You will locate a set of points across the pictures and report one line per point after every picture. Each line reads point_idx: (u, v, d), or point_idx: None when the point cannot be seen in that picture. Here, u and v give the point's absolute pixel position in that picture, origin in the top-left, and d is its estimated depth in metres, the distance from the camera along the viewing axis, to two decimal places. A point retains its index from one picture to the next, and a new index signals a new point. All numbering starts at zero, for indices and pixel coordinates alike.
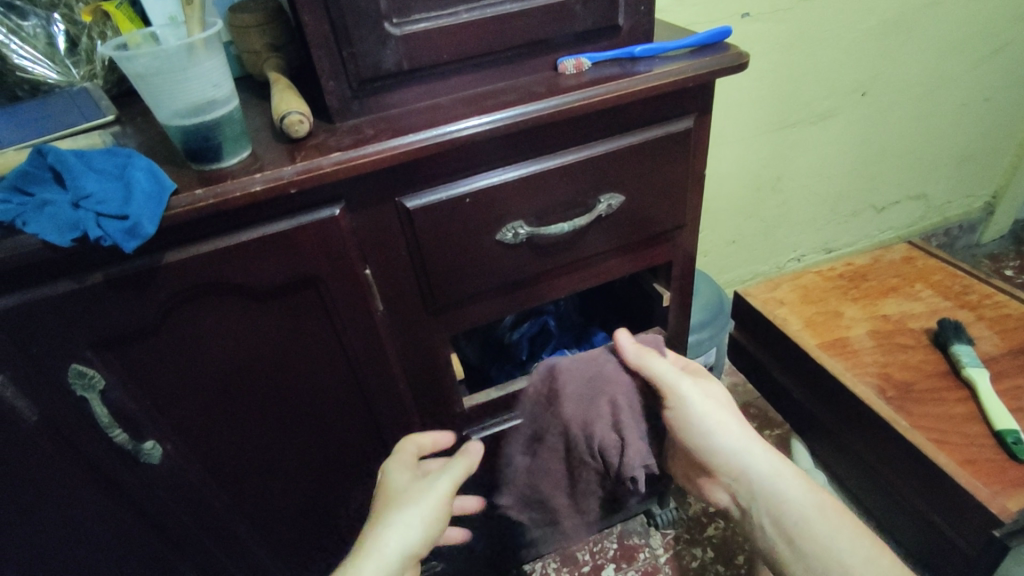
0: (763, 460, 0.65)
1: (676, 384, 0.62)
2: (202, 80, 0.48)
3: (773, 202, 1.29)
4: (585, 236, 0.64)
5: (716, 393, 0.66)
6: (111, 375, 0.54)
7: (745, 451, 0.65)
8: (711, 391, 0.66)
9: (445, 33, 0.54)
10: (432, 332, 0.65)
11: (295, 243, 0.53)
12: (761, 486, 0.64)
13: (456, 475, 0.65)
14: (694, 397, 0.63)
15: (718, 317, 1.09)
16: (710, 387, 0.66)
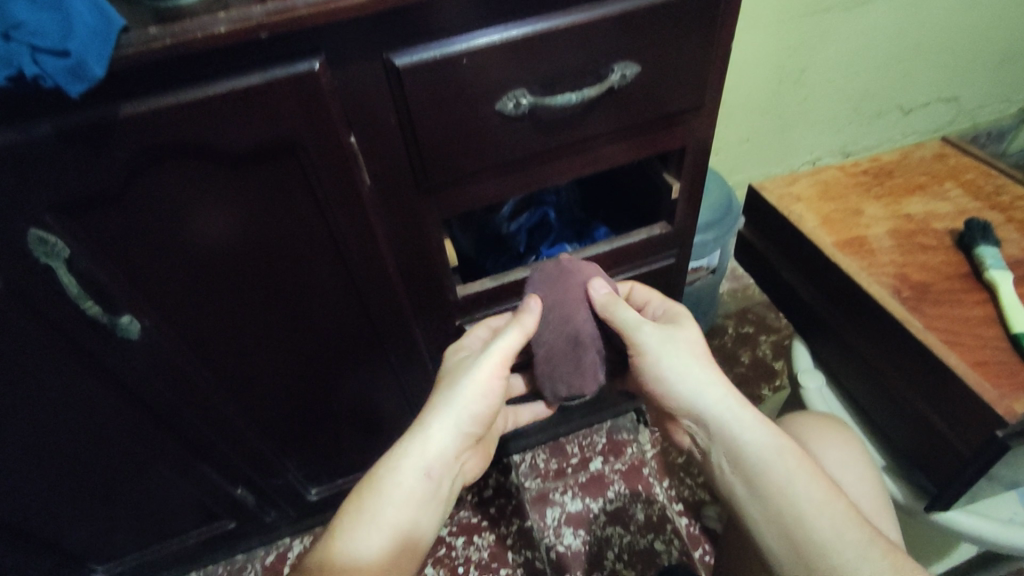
0: (753, 429, 0.55)
1: (637, 333, 0.61)
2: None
3: (794, 99, 1.21)
4: (593, 112, 0.58)
5: (688, 338, 0.62)
6: (77, 243, 0.50)
7: (736, 419, 0.55)
8: (679, 338, 0.62)
9: None
10: (423, 211, 0.61)
11: (269, 101, 0.47)
12: (754, 462, 0.53)
13: (507, 348, 0.61)
14: (657, 343, 0.60)
15: (726, 219, 1.08)
16: (682, 333, 0.62)
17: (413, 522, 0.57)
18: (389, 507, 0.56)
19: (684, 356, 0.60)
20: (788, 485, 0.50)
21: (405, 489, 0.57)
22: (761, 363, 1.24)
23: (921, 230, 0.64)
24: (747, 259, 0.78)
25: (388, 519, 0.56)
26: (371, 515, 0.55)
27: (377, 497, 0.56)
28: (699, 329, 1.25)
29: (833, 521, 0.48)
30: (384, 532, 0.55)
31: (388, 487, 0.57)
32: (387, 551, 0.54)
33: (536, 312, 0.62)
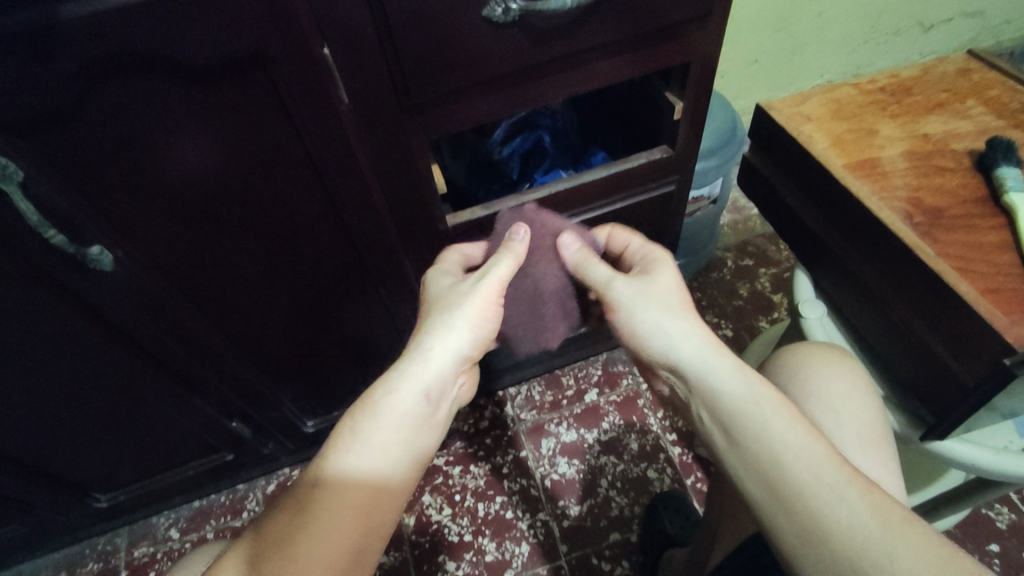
0: (728, 375, 0.50)
1: (611, 292, 0.59)
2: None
3: (808, 14, 1.13)
4: (590, 21, 0.53)
5: (663, 288, 0.58)
6: (33, 168, 0.46)
7: (708, 364, 0.51)
8: (656, 288, 0.58)
9: None
10: (407, 133, 0.57)
11: (228, 5, 0.42)
12: (726, 410, 0.49)
13: (502, 276, 0.59)
14: (630, 296, 0.58)
15: (729, 146, 1.03)
16: (657, 283, 0.59)
17: (407, 443, 0.53)
18: (385, 428, 0.52)
19: (657, 308, 0.56)
20: (759, 425, 0.46)
21: (401, 410, 0.53)
22: (759, 296, 1.23)
23: (938, 151, 0.60)
24: (751, 185, 0.74)
25: (381, 439, 0.51)
26: (362, 434, 0.51)
27: (367, 420, 0.52)
28: (697, 261, 1.23)
29: (806, 460, 0.44)
30: (375, 454, 0.51)
31: (382, 408, 0.53)
32: (377, 475, 0.50)
33: (524, 238, 0.61)
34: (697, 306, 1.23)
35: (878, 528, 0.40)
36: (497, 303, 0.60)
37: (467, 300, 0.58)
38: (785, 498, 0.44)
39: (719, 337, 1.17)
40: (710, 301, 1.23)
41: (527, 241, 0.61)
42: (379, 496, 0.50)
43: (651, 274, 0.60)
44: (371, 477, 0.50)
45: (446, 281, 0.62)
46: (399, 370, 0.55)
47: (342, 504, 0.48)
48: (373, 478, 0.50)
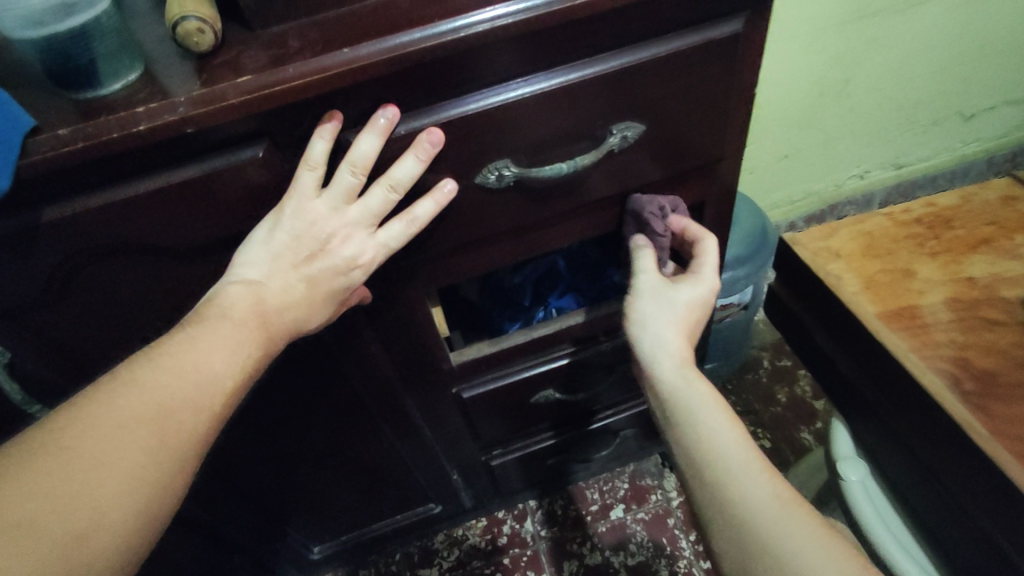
0: (691, 399, 0.50)
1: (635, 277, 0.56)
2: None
3: (838, 113, 1.09)
4: (591, 177, 0.51)
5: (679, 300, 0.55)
6: (17, 349, 0.46)
7: (672, 383, 0.52)
8: (675, 297, 0.55)
9: None
10: (406, 287, 0.56)
11: (208, 194, 0.41)
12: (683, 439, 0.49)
13: (382, 243, 0.46)
14: (646, 293, 0.55)
15: (758, 253, 0.99)
16: (682, 291, 0.55)
17: (214, 368, 0.42)
18: (191, 356, 0.42)
19: (654, 324, 0.54)
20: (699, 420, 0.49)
21: (225, 336, 0.43)
22: (799, 402, 1.15)
23: (985, 299, 0.58)
24: (778, 317, 0.70)
25: (182, 370, 0.41)
26: (158, 360, 0.41)
27: (184, 339, 0.42)
28: (730, 364, 1.17)
29: (727, 449, 0.47)
30: (170, 385, 0.40)
31: (200, 329, 0.42)
32: (154, 413, 0.39)
33: (424, 213, 0.46)
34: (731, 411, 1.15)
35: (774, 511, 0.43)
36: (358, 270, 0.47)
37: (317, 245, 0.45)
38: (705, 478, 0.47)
39: None
40: (745, 407, 1.15)
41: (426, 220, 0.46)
42: (158, 434, 0.39)
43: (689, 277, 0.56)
44: (154, 403, 0.39)
45: (317, 210, 0.43)
46: (233, 287, 0.44)
47: (89, 443, 0.37)
48: (153, 409, 0.39)
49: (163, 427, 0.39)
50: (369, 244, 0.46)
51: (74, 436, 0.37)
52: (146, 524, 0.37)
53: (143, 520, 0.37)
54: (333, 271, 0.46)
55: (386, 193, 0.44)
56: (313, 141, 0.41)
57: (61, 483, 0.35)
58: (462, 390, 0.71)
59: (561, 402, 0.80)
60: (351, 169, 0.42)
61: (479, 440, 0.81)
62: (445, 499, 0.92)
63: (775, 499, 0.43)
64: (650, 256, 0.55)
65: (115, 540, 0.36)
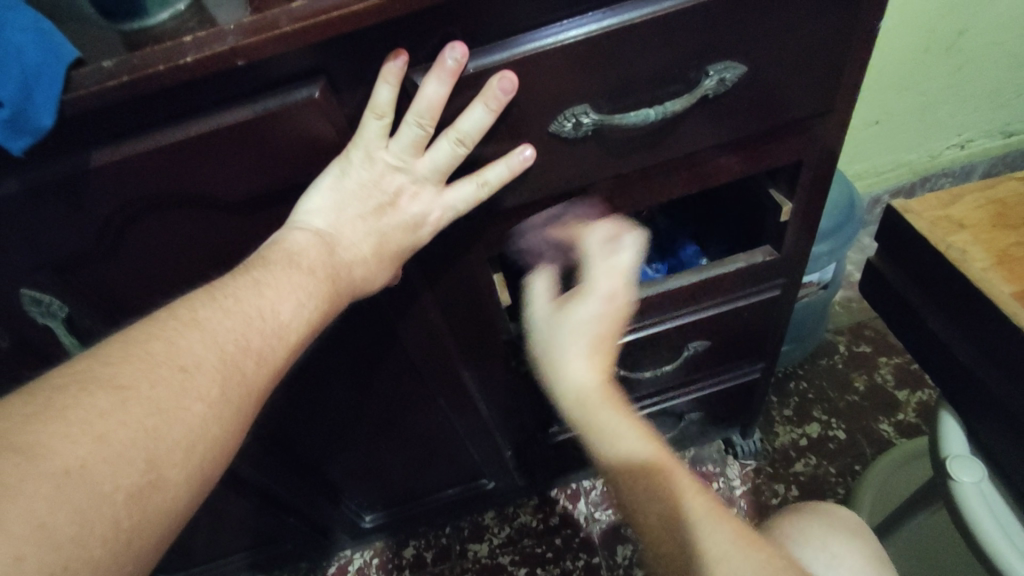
0: (619, 435, 0.44)
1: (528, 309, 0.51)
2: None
3: (944, 70, 0.97)
4: (679, 129, 0.45)
5: (577, 318, 0.47)
6: (72, 304, 0.45)
7: (589, 419, 0.45)
8: (572, 321, 0.47)
9: None
10: (466, 249, 0.51)
11: (260, 139, 0.38)
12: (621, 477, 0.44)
13: (453, 205, 0.43)
14: (540, 325, 0.49)
15: (845, 227, 0.91)
16: (577, 311, 0.47)
17: (279, 317, 0.39)
18: (257, 301, 0.38)
19: (564, 358, 0.46)
20: (605, 437, 0.45)
21: (292, 284, 0.39)
22: (879, 391, 1.06)
23: None
24: (878, 296, 0.62)
25: (248, 315, 0.38)
26: (225, 302, 0.37)
27: (250, 282, 0.38)
28: (803, 348, 1.08)
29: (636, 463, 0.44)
30: (235, 331, 0.37)
31: (265, 272, 0.39)
32: (216, 360, 0.35)
33: (500, 174, 0.43)
34: (802, 398, 1.07)
35: (671, 519, 0.41)
36: (428, 229, 0.44)
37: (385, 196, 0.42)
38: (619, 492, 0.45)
39: (829, 440, 1.01)
40: (818, 394, 1.07)
41: (502, 182, 0.43)
42: (220, 384, 0.35)
43: (580, 288, 0.48)
44: (218, 348, 0.36)
45: (384, 160, 0.41)
46: (301, 236, 0.41)
47: (144, 385, 0.33)
48: (217, 356, 0.36)
49: (226, 377, 0.35)
50: (435, 203, 0.43)
51: (132, 377, 0.33)
52: (195, 487, 0.33)
53: (193, 483, 0.33)
54: (402, 227, 0.43)
55: (453, 147, 0.41)
56: (379, 86, 0.37)
57: (112, 429, 0.31)
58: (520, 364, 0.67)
59: (623, 381, 0.75)
60: (418, 119, 0.39)
61: (534, 417, 0.77)
62: (495, 475, 0.89)
63: (677, 518, 0.41)
64: (544, 281, 0.51)
65: (185, 481, 0.33)
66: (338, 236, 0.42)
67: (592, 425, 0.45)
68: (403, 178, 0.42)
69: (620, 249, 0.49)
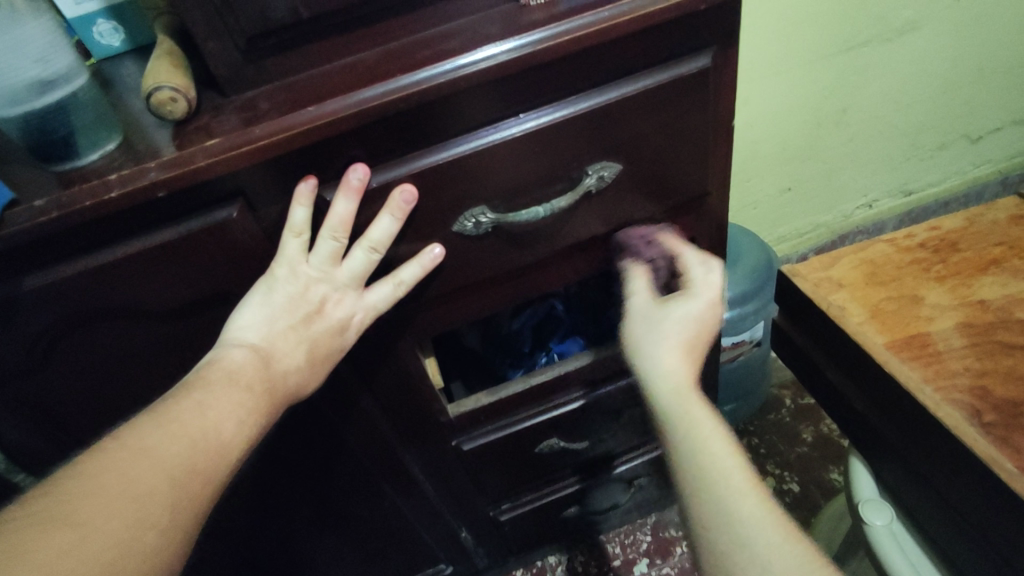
0: (713, 435, 0.43)
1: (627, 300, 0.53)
2: (20, 53, 0.36)
3: (839, 143, 1.08)
4: (572, 220, 0.51)
5: (669, 316, 0.49)
6: (4, 421, 0.46)
7: (677, 405, 0.45)
8: (671, 321, 0.49)
9: None
10: (395, 340, 0.55)
11: (184, 256, 0.42)
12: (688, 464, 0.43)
13: (374, 306, 0.47)
14: (636, 316, 0.51)
15: (763, 288, 0.97)
16: (675, 308, 0.50)
17: (223, 436, 0.40)
18: (200, 423, 0.39)
19: (668, 347, 0.48)
20: (697, 437, 0.43)
21: (232, 401, 0.41)
22: (827, 441, 1.09)
23: (1000, 323, 0.52)
24: (786, 352, 0.67)
25: (192, 438, 0.38)
26: (168, 426, 0.38)
27: (193, 405, 0.40)
28: (749, 404, 1.12)
29: (726, 473, 0.41)
30: (181, 455, 0.38)
31: (206, 394, 0.41)
32: (167, 486, 0.36)
33: (414, 273, 0.47)
34: (754, 455, 1.10)
35: (767, 539, 0.38)
36: (355, 330, 0.48)
37: (313, 305, 0.45)
38: (688, 502, 0.42)
39: (784, 494, 1.03)
40: (770, 449, 1.10)
41: (418, 279, 0.48)
42: (171, 509, 0.36)
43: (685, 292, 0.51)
44: (167, 474, 0.36)
45: (307, 273, 0.44)
46: (237, 352, 0.43)
47: (101, 519, 0.33)
48: (167, 480, 0.36)
49: (176, 502, 0.36)
50: (358, 305, 0.47)
51: (89, 511, 0.33)
52: None
53: None
54: (332, 331, 0.47)
55: (367, 254, 0.45)
56: (294, 208, 0.42)
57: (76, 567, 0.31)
58: (460, 443, 0.69)
59: (567, 452, 0.77)
60: (333, 234, 0.43)
61: (486, 495, 0.78)
62: (455, 560, 0.88)
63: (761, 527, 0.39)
64: (641, 279, 0.54)
65: None
66: (272, 348, 0.44)
67: (682, 420, 0.44)
68: (326, 288, 0.45)
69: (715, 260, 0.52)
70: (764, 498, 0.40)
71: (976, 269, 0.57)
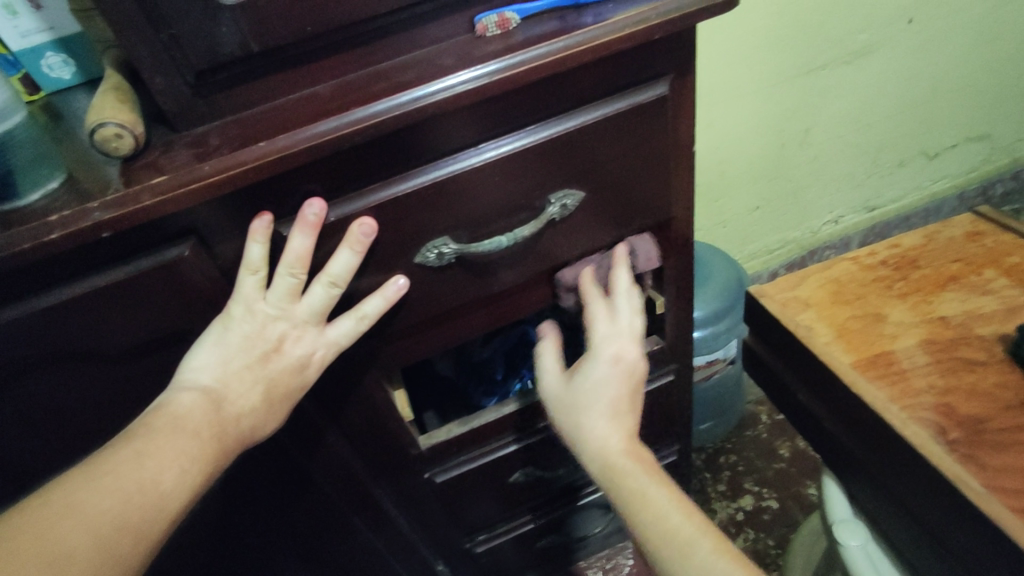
0: (651, 494, 0.44)
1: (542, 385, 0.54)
2: None
3: (803, 161, 1.11)
4: (537, 247, 0.50)
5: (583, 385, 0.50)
6: None
7: (613, 473, 0.46)
8: (581, 389, 0.50)
9: (306, 8, 0.38)
10: (360, 375, 0.54)
11: (133, 296, 0.40)
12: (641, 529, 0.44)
13: (337, 341, 0.46)
14: (554, 400, 0.52)
15: (736, 305, 0.98)
16: (578, 377, 0.51)
17: (162, 488, 0.38)
18: (138, 474, 0.37)
19: (590, 418, 0.49)
20: (635, 497, 0.45)
21: (176, 450, 0.40)
22: (804, 455, 1.09)
23: (961, 339, 0.53)
24: (758, 371, 0.67)
25: (127, 492, 0.37)
26: (101, 480, 0.36)
27: (131, 455, 0.38)
28: (727, 421, 1.12)
29: (667, 530, 0.42)
30: (113, 511, 0.36)
31: (147, 442, 0.39)
32: (92, 545, 0.34)
33: (377, 305, 0.46)
34: (733, 472, 1.09)
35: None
36: (316, 367, 0.46)
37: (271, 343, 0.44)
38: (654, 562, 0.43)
39: (764, 511, 1.03)
40: (749, 465, 1.10)
41: (382, 312, 0.47)
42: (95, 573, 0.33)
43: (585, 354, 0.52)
44: (94, 533, 0.34)
45: (264, 310, 0.43)
46: (188, 395, 0.42)
47: None
48: (91, 542, 0.34)
49: (102, 563, 0.34)
50: (319, 341, 0.46)
51: None
52: None
53: None
54: (291, 370, 0.45)
55: (327, 289, 0.44)
56: (249, 244, 0.40)
57: None
58: (433, 476, 0.67)
59: (544, 479, 0.76)
60: (290, 270, 0.42)
61: (461, 527, 0.76)
62: None
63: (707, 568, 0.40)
64: (550, 354, 0.55)
65: None
66: (226, 390, 0.43)
67: (620, 488, 0.46)
68: (284, 325, 0.44)
69: (623, 294, 0.52)
70: (706, 539, 0.41)
71: (936, 286, 0.58)
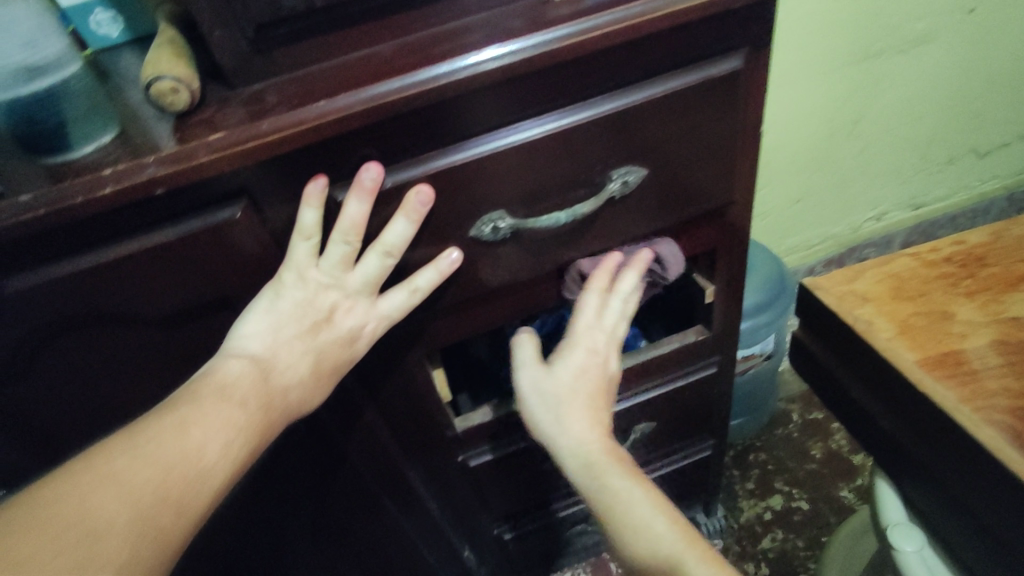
0: (632, 499, 0.43)
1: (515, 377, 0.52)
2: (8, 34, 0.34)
3: (849, 155, 1.07)
4: (593, 226, 0.49)
5: (560, 385, 0.50)
6: None
7: (591, 474, 0.45)
8: (562, 385, 0.50)
9: None
10: (403, 351, 0.52)
11: (183, 258, 0.39)
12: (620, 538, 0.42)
13: (387, 315, 0.45)
14: (531, 394, 0.51)
15: (777, 300, 0.95)
16: (560, 369, 0.50)
17: (205, 459, 0.37)
18: (182, 443, 0.36)
19: (573, 414, 0.48)
20: (613, 504, 0.43)
21: (221, 419, 0.38)
22: (837, 456, 1.07)
23: None
24: (808, 366, 0.64)
25: (168, 461, 0.35)
26: (144, 448, 0.35)
27: (175, 423, 0.37)
28: (758, 418, 1.10)
29: (650, 537, 0.40)
30: (154, 480, 0.34)
31: (192, 410, 0.38)
32: (130, 515, 0.33)
33: (430, 279, 0.44)
34: (764, 470, 1.07)
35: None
36: (365, 340, 0.45)
37: (321, 313, 0.43)
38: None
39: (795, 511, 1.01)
40: (779, 464, 1.08)
41: (435, 286, 0.45)
42: (132, 545, 0.32)
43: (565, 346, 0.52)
44: (134, 503, 0.33)
45: (316, 278, 0.42)
46: (237, 363, 0.40)
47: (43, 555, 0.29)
48: (131, 511, 0.33)
49: (140, 534, 0.32)
50: (369, 314, 0.44)
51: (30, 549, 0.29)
52: None
53: None
54: (339, 342, 0.44)
55: (381, 259, 0.42)
56: (304, 209, 0.39)
57: None
58: (467, 458, 0.66)
59: None
60: (345, 237, 0.40)
61: (490, 511, 0.75)
62: None
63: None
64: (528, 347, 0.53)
65: None
66: (274, 360, 0.41)
67: (598, 487, 0.44)
68: (335, 295, 0.43)
69: (619, 295, 0.51)
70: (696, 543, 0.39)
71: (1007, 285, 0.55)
